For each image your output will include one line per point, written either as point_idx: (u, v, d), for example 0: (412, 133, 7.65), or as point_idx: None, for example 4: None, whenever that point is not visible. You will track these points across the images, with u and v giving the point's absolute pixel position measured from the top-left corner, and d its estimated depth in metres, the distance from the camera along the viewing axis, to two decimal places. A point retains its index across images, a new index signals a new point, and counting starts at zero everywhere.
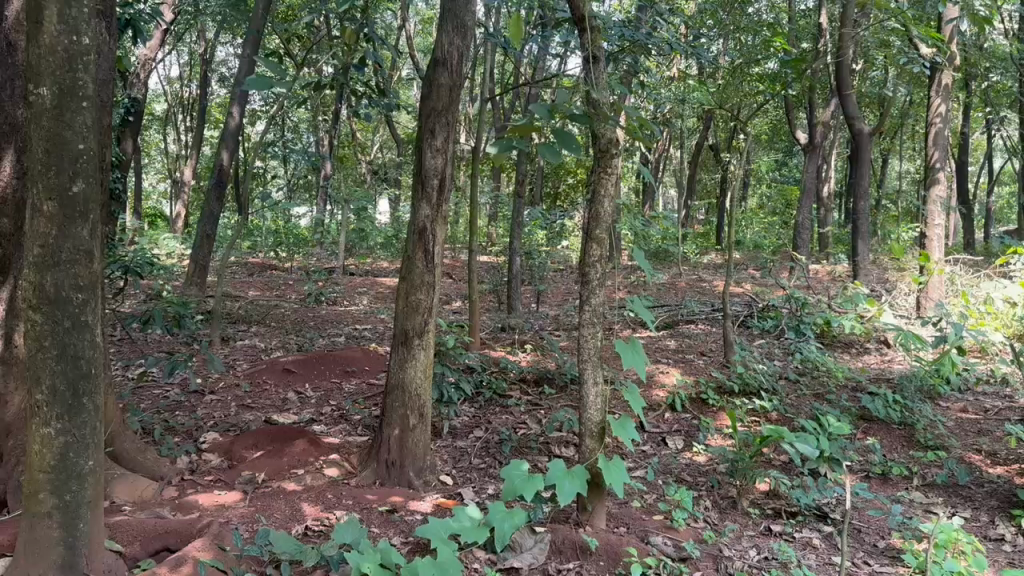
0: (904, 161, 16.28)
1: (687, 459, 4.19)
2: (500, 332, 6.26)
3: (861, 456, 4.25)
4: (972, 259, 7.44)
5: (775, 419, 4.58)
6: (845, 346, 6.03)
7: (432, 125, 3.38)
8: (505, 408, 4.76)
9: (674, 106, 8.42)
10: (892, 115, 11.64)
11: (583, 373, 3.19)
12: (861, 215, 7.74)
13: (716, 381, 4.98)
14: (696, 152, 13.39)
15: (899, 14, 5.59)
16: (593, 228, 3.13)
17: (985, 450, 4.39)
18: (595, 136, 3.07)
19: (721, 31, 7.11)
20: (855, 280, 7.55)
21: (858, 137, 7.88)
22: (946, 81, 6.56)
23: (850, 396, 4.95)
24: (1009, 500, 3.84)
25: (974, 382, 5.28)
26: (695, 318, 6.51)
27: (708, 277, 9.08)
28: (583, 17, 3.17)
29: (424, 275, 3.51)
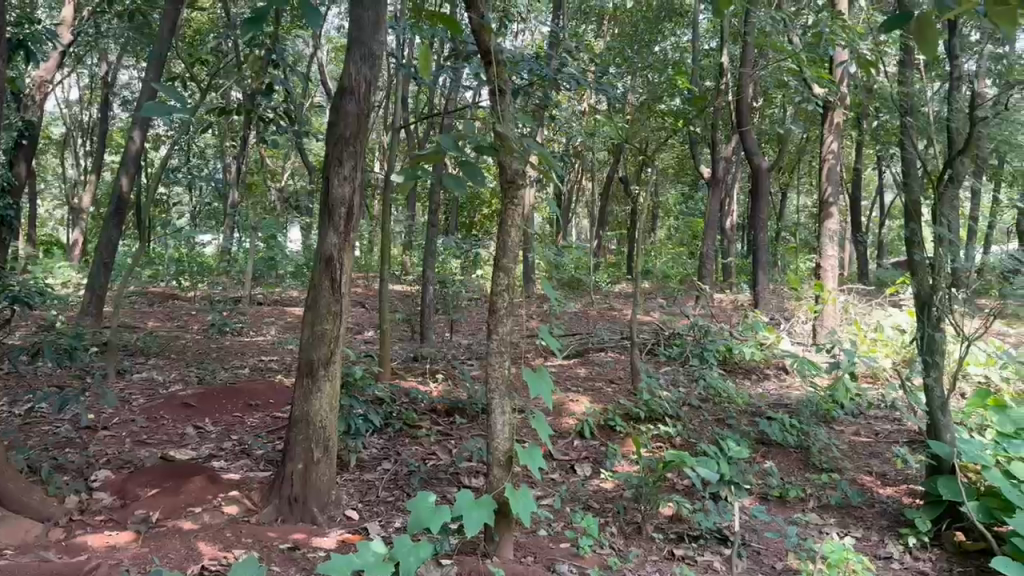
0: (803, 195, 17.01)
1: (594, 486, 4.22)
2: (410, 361, 6.21)
3: (760, 479, 4.39)
4: (865, 289, 7.81)
5: (679, 444, 4.68)
6: (747, 371, 6.15)
7: (340, 153, 3.36)
8: (414, 438, 4.70)
9: (585, 140, 8.60)
10: (791, 152, 12.19)
11: (491, 403, 3.19)
12: (761, 246, 8.04)
13: (623, 408, 5.05)
14: (607, 184, 13.69)
15: (793, 56, 5.87)
16: (500, 258, 3.15)
17: (875, 471, 4.59)
18: (502, 167, 3.11)
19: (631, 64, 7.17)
20: (757, 309, 7.82)
21: (759, 171, 8.21)
22: (837, 121, 6.96)
23: (750, 421, 5.11)
24: (897, 519, 4.04)
25: (866, 406, 5.52)
26: (605, 346, 6.60)
27: (618, 306, 9.24)
28: (490, 51, 3.22)
29: (330, 305, 3.46)
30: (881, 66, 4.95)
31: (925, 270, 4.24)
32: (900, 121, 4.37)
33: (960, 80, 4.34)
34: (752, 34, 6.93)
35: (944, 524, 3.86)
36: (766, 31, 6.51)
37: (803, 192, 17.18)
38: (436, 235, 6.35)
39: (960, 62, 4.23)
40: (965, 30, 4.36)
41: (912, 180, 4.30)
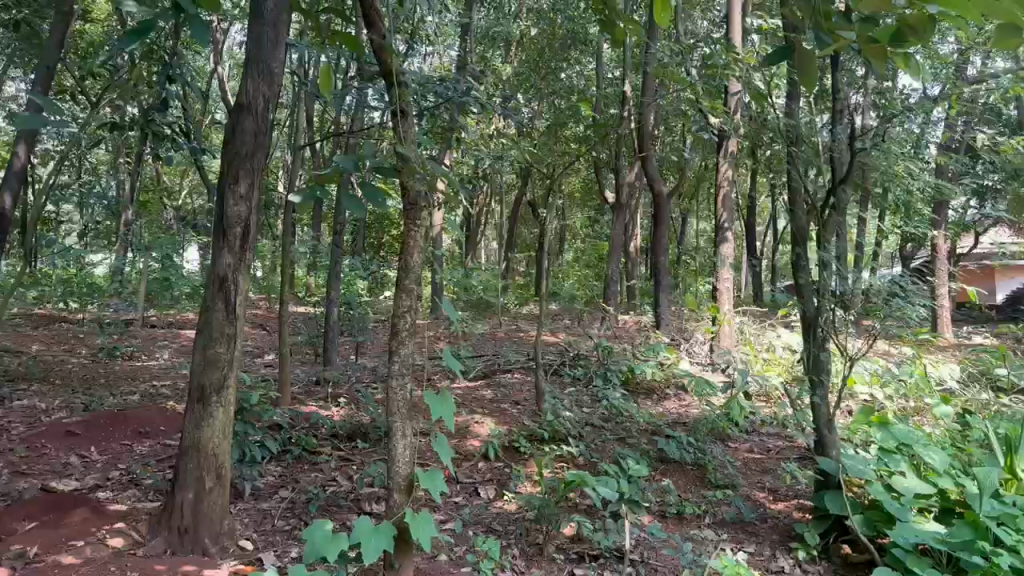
0: (704, 219, 17.59)
1: (497, 508, 4.20)
2: (313, 384, 6.08)
3: (658, 497, 4.47)
4: (760, 310, 8.11)
5: (581, 464, 4.72)
6: (648, 391, 6.26)
7: (235, 171, 3.27)
8: (314, 465, 4.59)
9: (491, 163, 8.65)
10: (691, 179, 12.60)
11: (391, 426, 3.14)
12: (662, 269, 8.26)
13: (528, 429, 5.07)
14: (515, 207, 13.82)
15: (690, 86, 6.08)
16: (402, 279, 3.12)
17: (767, 487, 4.75)
18: (404, 189, 3.09)
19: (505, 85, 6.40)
20: (658, 330, 8.00)
21: (660, 196, 8.44)
22: (731, 149, 7.23)
23: (649, 440, 5.20)
24: (788, 534, 4.18)
25: (759, 424, 5.72)
26: (511, 367, 6.62)
27: (525, 327, 9.29)
28: (393, 72, 3.21)
29: (224, 327, 3.35)
30: (770, 98, 5.18)
31: (812, 293, 4.44)
32: (787, 151, 4.58)
33: (842, 114, 4.58)
34: (652, 65, 7.15)
35: (831, 537, 4.02)
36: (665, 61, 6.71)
37: (703, 217, 17.77)
38: (340, 256, 6.25)
39: (842, 97, 4.47)
40: (845, 67, 4.62)
41: (798, 207, 4.51)
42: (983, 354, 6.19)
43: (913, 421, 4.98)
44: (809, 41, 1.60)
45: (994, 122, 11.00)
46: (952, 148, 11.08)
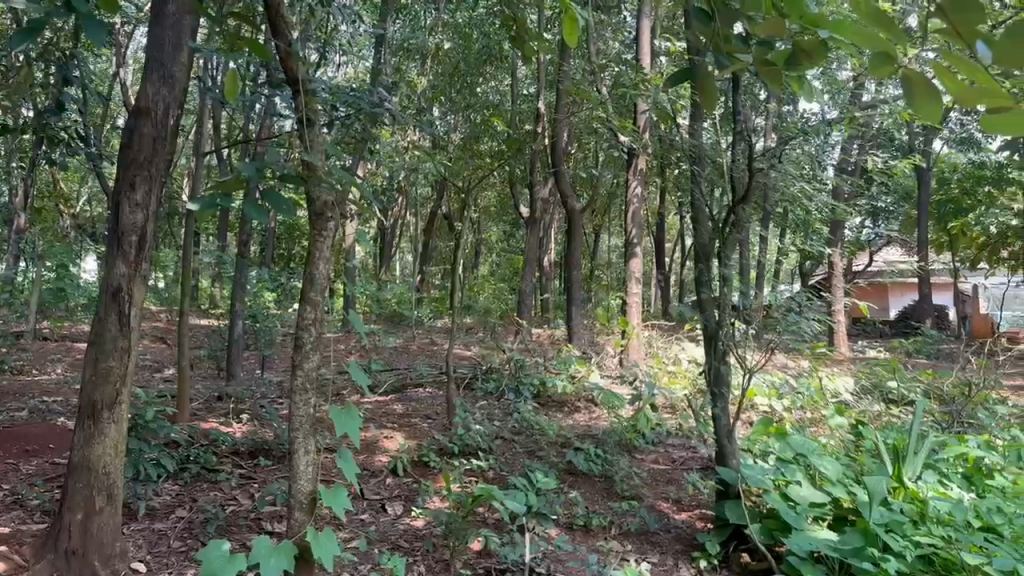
0: (616, 235, 17.90)
1: (404, 525, 4.14)
2: (214, 400, 5.88)
3: (566, 510, 4.49)
4: (668, 324, 8.28)
5: (491, 478, 4.70)
6: (558, 404, 6.29)
7: (132, 177, 3.12)
8: (214, 483, 4.43)
9: (404, 176, 8.60)
10: (603, 197, 12.83)
11: (293, 442, 3.05)
12: (573, 283, 8.36)
13: (437, 444, 5.02)
14: (430, 220, 13.77)
15: (601, 105, 6.19)
16: (307, 291, 3.04)
17: (671, 498, 4.84)
18: (310, 199, 3.02)
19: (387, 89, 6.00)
20: (570, 343, 8.06)
21: (573, 212, 8.55)
22: (641, 167, 7.40)
23: (558, 452, 5.24)
24: (691, 543, 4.28)
25: (665, 435, 5.82)
26: (422, 380, 6.53)
27: (438, 339, 9.23)
28: (299, 81, 3.13)
29: (117, 340, 3.18)
30: (676, 119, 5.33)
31: (712, 308, 4.55)
32: (690, 170, 4.71)
33: (743, 136, 4.74)
34: (564, 83, 7.24)
35: (731, 547, 4.12)
36: (578, 80, 6.81)
37: (615, 233, 18.09)
38: (246, 267, 6.09)
39: (742, 120, 4.63)
40: (746, 91, 4.78)
41: (701, 225, 4.64)
42: (874, 367, 6.48)
43: (810, 432, 5.16)
44: (707, 62, 1.70)
45: (886, 147, 11.58)
46: (847, 170, 11.62)
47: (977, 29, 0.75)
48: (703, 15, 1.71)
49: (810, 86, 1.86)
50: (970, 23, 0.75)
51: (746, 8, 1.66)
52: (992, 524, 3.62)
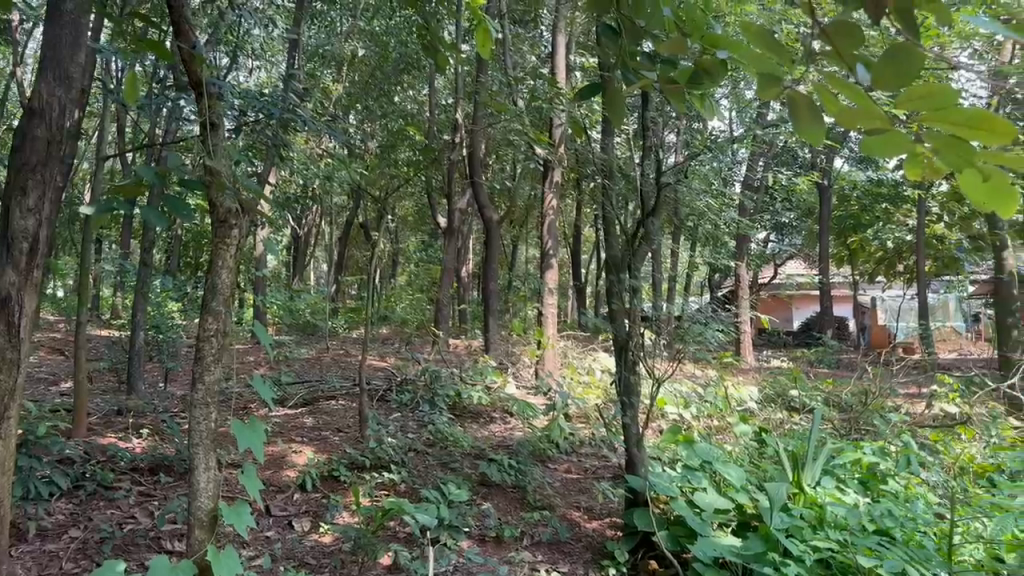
0: (533, 246, 18.00)
1: (312, 541, 4.05)
2: (114, 414, 5.63)
3: (478, 521, 4.46)
4: (582, 334, 8.35)
5: (403, 491, 4.64)
6: (474, 415, 6.25)
7: (24, 181, 2.90)
8: (111, 501, 4.24)
9: (318, 184, 8.44)
10: (520, 208, 12.88)
11: (192, 459, 2.87)
12: (490, 293, 8.35)
13: (348, 457, 4.92)
14: (346, 229, 13.56)
15: (516, 117, 6.22)
16: (209, 301, 2.88)
17: (583, 507, 4.88)
18: (212, 205, 2.87)
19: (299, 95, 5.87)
20: (486, 354, 8.04)
21: (490, 223, 8.54)
22: (556, 179, 7.44)
23: (471, 463, 5.21)
24: (600, 552, 4.33)
25: (578, 444, 5.86)
26: (334, 393, 6.36)
27: (353, 350, 9.09)
28: (201, 85, 2.99)
29: (5, 352, 2.87)
30: (589, 133, 5.39)
31: (623, 319, 4.61)
32: (602, 184, 4.77)
33: (653, 151, 4.83)
34: (482, 93, 7.23)
35: (640, 554, 4.19)
36: (494, 91, 6.81)
37: (532, 244, 18.21)
38: (148, 276, 5.85)
39: (653, 134, 4.71)
40: (656, 107, 4.87)
41: (612, 238, 4.69)
42: (779, 377, 6.67)
43: (717, 440, 5.27)
44: (618, 77, 1.77)
45: (791, 165, 12.01)
46: (755, 186, 11.98)
47: (855, 55, 0.91)
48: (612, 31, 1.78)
49: (712, 105, 1.94)
50: (849, 46, 0.91)
51: (651, 26, 1.73)
52: (885, 527, 3.72)
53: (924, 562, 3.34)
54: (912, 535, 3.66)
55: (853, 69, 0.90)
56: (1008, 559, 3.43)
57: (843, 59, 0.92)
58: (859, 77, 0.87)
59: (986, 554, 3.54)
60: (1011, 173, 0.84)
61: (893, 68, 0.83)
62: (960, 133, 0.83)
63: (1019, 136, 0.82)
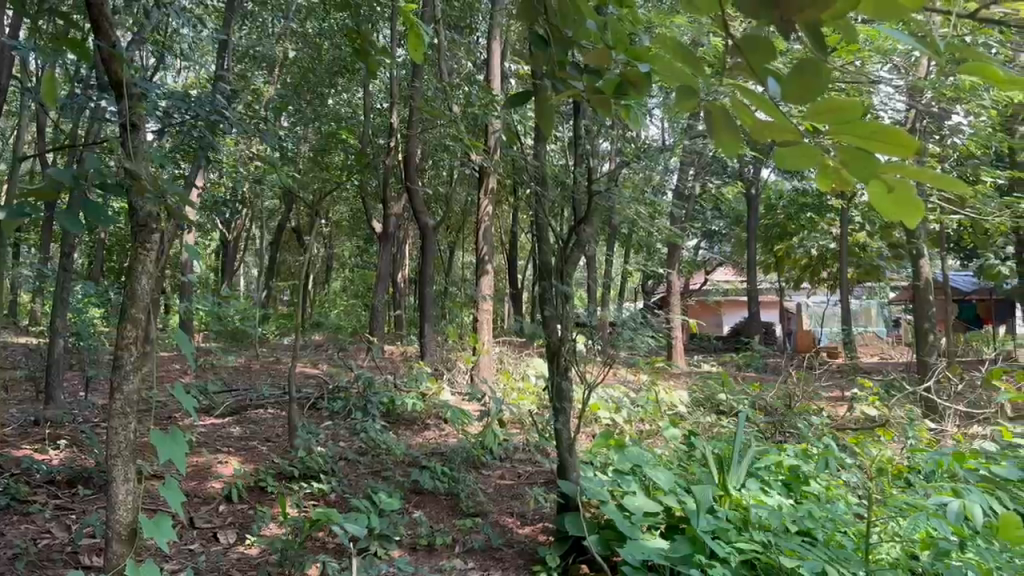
0: (468, 252, 17.98)
1: (237, 553, 3.96)
2: (30, 425, 5.40)
3: (410, 530, 4.42)
4: (517, 340, 8.37)
5: (332, 501, 4.57)
6: (408, 422, 6.19)
7: None
8: (26, 516, 4.06)
9: (248, 188, 8.28)
10: (456, 214, 12.86)
11: (111, 470, 2.64)
12: (425, 298, 8.31)
13: (276, 467, 4.83)
14: (279, 233, 13.32)
15: (449, 123, 6.21)
16: (128, 308, 2.66)
17: (515, 513, 4.86)
18: (133, 208, 2.69)
19: (228, 97, 5.75)
20: (420, 359, 7.98)
21: (425, 229, 8.49)
22: (491, 185, 7.45)
23: (403, 470, 5.17)
24: (533, 558, 4.30)
25: (511, 450, 5.86)
26: (263, 402, 6.22)
27: (285, 357, 8.92)
28: (122, 83, 2.88)
29: None
30: (522, 139, 5.41)
31: (556, 325, 4.62)
32: (534, 190, 4.79)
33: (585, 158, 4.87)
34: (416, 98, 7.20)
35: (571, 558, 4.17)
36: (429, 96, 6.79)
37: (468, 250, 18.20)
38: (68, 281, 5.64)
39: (584, 142, 4.75)
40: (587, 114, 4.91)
41: (544, 244, 4.71)
42: (708, 380, 6.79)
43: (648, 444, 5.33)
44: (548, 87, 1.83)
45: (720, 173, 12.28)
46: (686, 195, 12.21)
47: (767, 68, 0.96)
48: (540, 40, 1.84)
49: (635, 115, 2.01)
50: (760, 62, 0.95)
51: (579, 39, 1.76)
52: (806, 528, 3.81)
53: (844, 561, 3.42)
54: (833, 535, 3.75)
55: (764, 83, 0.94)
56: (922, 557, 3.56)
57: (755, 73, 0.96)
58: (770, 90, 0.92)
59: (902, 552, 3.64)
60: (912, 187, 0.90)
61: (800, 83, 0.88)
62: (868, 146, 0.89)
63: (918, 148, 0.89)
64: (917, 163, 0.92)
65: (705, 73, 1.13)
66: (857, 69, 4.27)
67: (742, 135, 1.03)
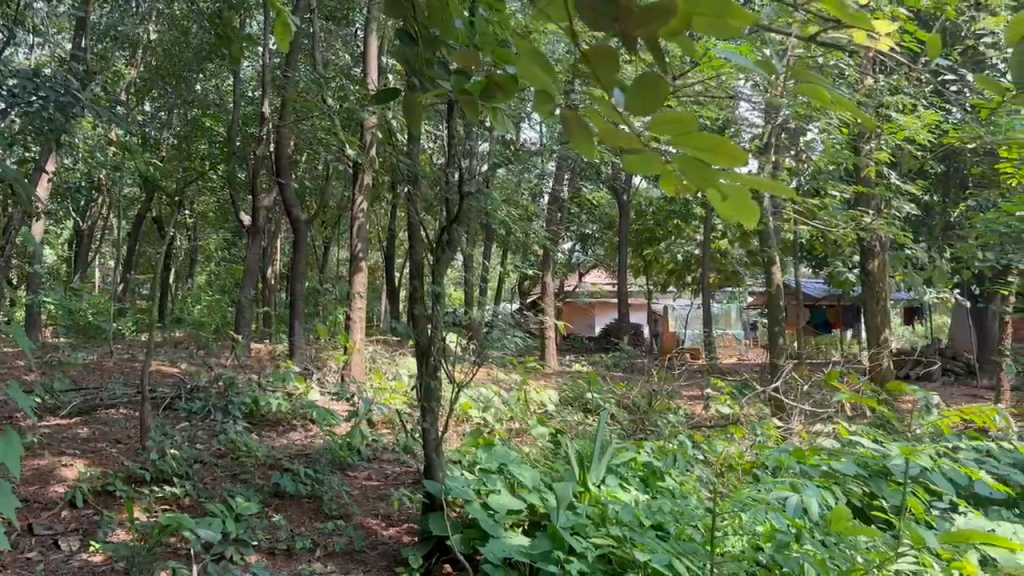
0: (341, 248, 17.67)
1: (80, 561, 3.73)
2: None
3: (269, 534, 4.30)
4: (388, 339, 8.28)
5: (187, 505, 4.39)
6: (272, 423, 6.01)
7: None
8: None
9: (106, 175, 7.82)
10: (330, 209, 12.60)
11: None
12: (297, 295, 8.10)
13: (126, 471, 4.59)
14: (139, 223, 12.65)
15: (321, 116, 6.08)
16: None
17: (381, 514, 4.80)
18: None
19: (82, 77, 5.40)
20: (288, 358, 7.75)
21: (298, 224, 8.26)
22: (366, 181, 7.35)
23: (264, 473, 5.01)
24: (395, 559, 4.26)
25: (380, 451, 5.79)
26: (115, 403, 5.89)
27: (142, 353, 8.47)
28: None
29: None
30: (396, 137, 5.35)
31: (425, 323, 4.57)
32: (408, 189, 4.73)
33: (459, 158, 4.87)
34: (290, 89, 7.00)
35: (434, 558, 4.12)
36: (304, 88, 6.63)
37: (341, 246, 17.90)
38: None
39: (457, 141, 4.75)
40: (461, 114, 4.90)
41: (416, 242, 4.67)
42: (574, 381, 6.94)
43: (515, 443, 5.40)
44: (415, 86, 1.81)
45: (593, 179, 12.60)
46: (560, 199, 12.45)
47: (615, 81, 0.99)
48: (408, 40, 1.83)
49: (502, 119, 2.03)
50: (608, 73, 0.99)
51: (446, 38, 1.76)
52: (659, 522, 3.96)
53: (692, 555, 3.56)
54: (682, 530, 3.88)
55: (612, 93, 1.00)
56: (765, 549, 3.71)
57: (602, 82, 1.02)
58: (614, 101, 0.96)
59: (747, 544, 3.78)
60: (742, 191, 0.98)
61: (645, 95, 0.92)
62: (702, 156, 0.96)
63: (748, 164, 0.96)
64: (747, 170, 1.01)
65: (558, 79, 1.19)
66: (717, 84, 4.48)
67: (593, 139, 1.09)
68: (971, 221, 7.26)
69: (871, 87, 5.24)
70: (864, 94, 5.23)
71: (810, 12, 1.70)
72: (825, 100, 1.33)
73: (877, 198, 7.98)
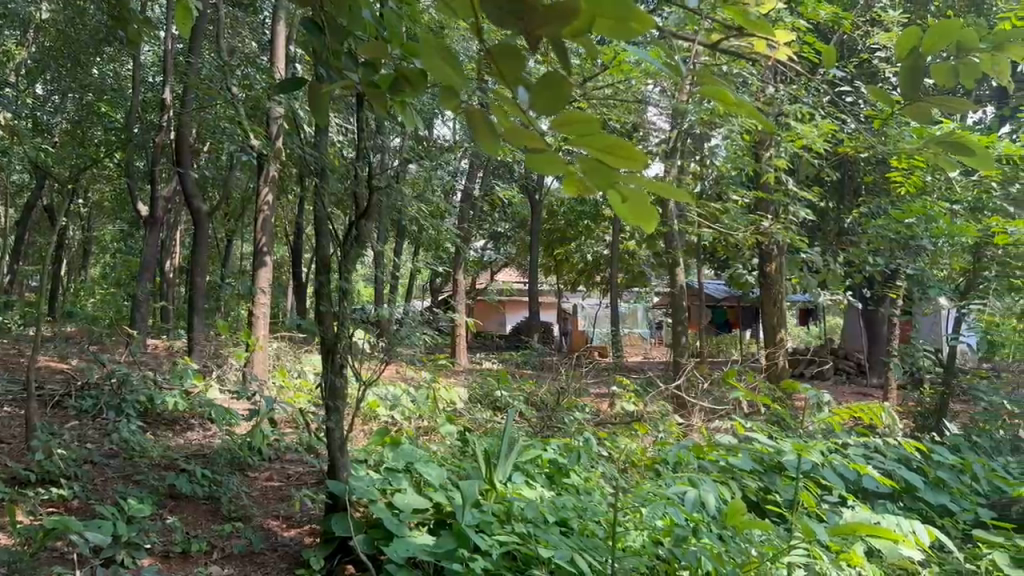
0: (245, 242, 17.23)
1: None
2: None
3: (163, 536, 4.14)
4: (293, 336, 8.10)
5: (74, 508, 4.19)
6: (169, 422, 5.80)
7: None
8: None
9: None
10: (235, 202, 12.27)
11: None
12: (197, 290, 7.84)
13: (9, 473, 4.36)
14: (28, 212, 12.01)
15: (225, 105, 5.89)
16: None
17: (282, 515, 4.69)
18: None
19: None
20: (188, 354, 7.49)
21: (200, 215, 7.98)
22: (273, 173, 7.14)
23: (159, 474, 4.83)
24: (296, 560, 4.16)
25: (282, 450, 5.66)
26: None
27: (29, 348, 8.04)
28: None
29: None
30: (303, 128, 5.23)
31: (331, 320, 4.48)
32: (315, 182, 4.62)
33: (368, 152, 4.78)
34: (193, 76, 6.75)
35: (336, 559, 4.05)
36: (208, 75, 6.41)
37: (247, 240, 17.47)
38: None
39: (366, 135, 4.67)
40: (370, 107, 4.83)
41: (323, 237, 4.57)
42: (483, 378, 6.95)
43: (421, 441, 5.36)
44: (320, 76, 1.77)
45: (505, 177, 12.66)
46: (472, 196, 12.46)
47: (519, 79, 0.99)
48: (314, 29, 1.78)
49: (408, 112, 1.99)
50: (512, 71, 0.98)
51: (354, 27, 1.73)
52: (564, 518, 3.99)
53: (592, 550, 3.62)
54: (585, 525, 3.92)
55: (517, 91, 1.00)
56: (665, 543, 3.78)
57: (506, 80, 1.01)
58: (520, 99, 0.98)
59: (648, 538, 3.84)
60: (643, 194, 1.00)
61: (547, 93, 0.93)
62: (605, 158, 0.97)
63: (649, 165, 0.98)
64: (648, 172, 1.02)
65: (465, 75, 1.18)
66: (627, 87, 4.55)
67: (497, 137, 1.09)
68: (864, 227, 7.61)
69: (770, 96, 5.42)
70: (763, 101, 5.41)
71: (714, 19, 1.74)
72: (727, 105, 1.36)
73: (776, 203, 8.29)
